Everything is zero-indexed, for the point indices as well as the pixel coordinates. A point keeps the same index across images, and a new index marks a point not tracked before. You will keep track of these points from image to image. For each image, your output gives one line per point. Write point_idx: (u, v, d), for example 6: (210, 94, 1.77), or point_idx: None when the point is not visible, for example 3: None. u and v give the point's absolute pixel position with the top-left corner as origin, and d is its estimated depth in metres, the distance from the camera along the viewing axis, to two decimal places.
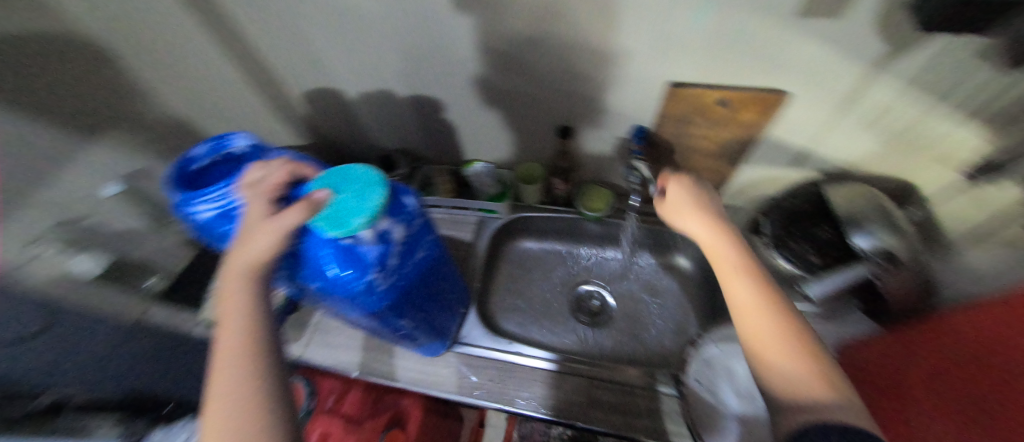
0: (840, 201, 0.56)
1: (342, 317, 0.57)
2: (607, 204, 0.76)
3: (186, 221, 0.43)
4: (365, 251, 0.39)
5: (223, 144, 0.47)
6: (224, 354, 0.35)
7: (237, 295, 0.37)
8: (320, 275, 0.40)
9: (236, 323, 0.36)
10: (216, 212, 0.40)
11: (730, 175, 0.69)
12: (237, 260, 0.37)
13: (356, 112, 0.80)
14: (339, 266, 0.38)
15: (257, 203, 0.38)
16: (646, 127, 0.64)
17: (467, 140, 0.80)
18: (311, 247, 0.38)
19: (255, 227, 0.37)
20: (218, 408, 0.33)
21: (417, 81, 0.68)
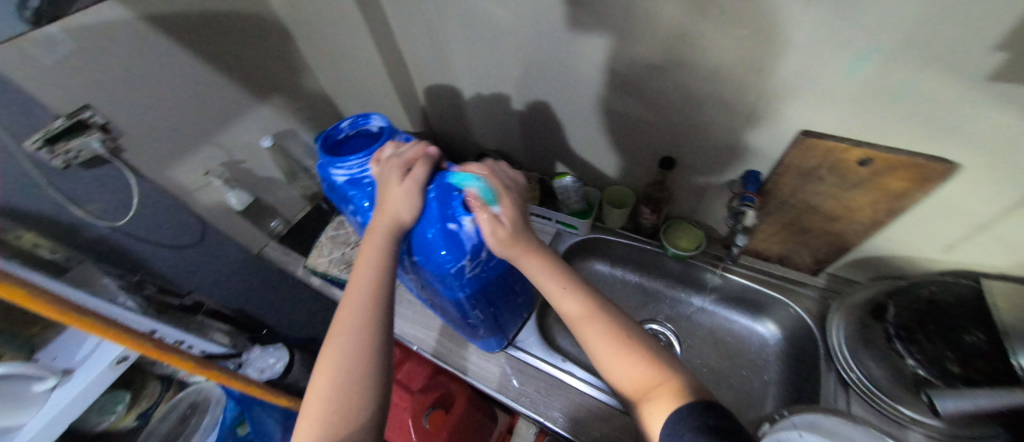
0: (999, 305, 0.46)
1: (421, 292, 0.62)
2: (698, 246, 0.71)
3: (325, 181, 0.53)
4: (464, 238, 0.42)
5: (364, 120, 0.55)
6: (353, 302, 0.42)
7: (372, 255, 0.43)
8: (422, 252, 0.44)
9: (365, 276, 0.43)
10: (348, 178, 0.49)
11: (852, 245, 0.60)
12: (382, 222, 0.43)
13: (466, 111, 0.87)
14: (442, 247, 0.42)
15: (391, 171, 0.44)
16: (760, 175, 0.59)
17: (563, 153, 0.81)
18: (422, 225, 0.43)
19: (392, 192, 0.43)
20: (339, 340, 0.40)
21: (529, 92, 0.72)
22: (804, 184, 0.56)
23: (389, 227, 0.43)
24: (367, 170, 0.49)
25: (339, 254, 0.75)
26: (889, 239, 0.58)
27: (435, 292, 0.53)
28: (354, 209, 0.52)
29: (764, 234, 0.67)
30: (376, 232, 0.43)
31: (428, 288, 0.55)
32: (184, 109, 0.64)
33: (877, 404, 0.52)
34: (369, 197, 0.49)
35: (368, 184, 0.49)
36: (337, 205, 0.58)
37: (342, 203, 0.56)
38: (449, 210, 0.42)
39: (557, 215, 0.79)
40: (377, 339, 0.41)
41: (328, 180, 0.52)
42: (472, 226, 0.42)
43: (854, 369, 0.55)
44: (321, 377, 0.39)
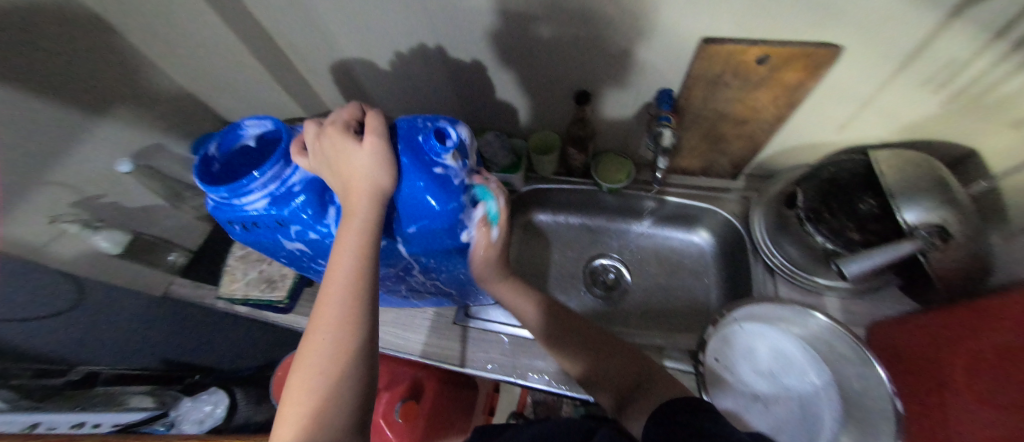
0: (886, 172, 0.50)
1: (409, 283, 0.53)
2: (627, 176, 0.72)
3: (236, 224, 0.41)
4: (455, 182, 0.37)
5: (236, 134, 0.42)
6: (330, 300, 0.34)
7: (352, 239, 0.35)
8: (413, 214, 0.38)
9: (349, 256, 0.35)
10: (268, 199, 0.38)
11: (763, 143, 0.63)
12: (358, 197, 0.34)
13: (362, 83, 0.75)
14: (436, 197, 0.37)
15: (333, 136, 0.35)
16: (673, 91, 0.59)
17: (480, 106, 0.75)
18: (405, 185, 0.36)
19: (354, 158, 0.34)
20: (320, 333, 0.33)
21: (428, 45, 0.63)
22: (712, 92, 0.56)
23: (369, 196, 0.35)
24: (289, 180, 0.38)
25: (256, 273, 0.67)
26: (793, 130, 0.61)
27: (435, 262, 0.46)
28: (299, 232, 0.41)
29: (687, 149, 0.68)
30: (357, 209, 0.35)
31: (424, 267, 0.47)
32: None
33: (799, 281, 0.59)
34: (314, 205, 0.39)
35: (300, 193, 0.38)
36: (257, 245, 0.45)
37: (273, 238, 0.43)
38: (426, 157, 0.36)
39: (487, 176, 0.75)
40: (362, 337, 0.33)
41: (244, 219, 0.40)
42: (457, 164, 0.37)
43: (774, 255, 0.61)
44: (302, 375, 0.32)
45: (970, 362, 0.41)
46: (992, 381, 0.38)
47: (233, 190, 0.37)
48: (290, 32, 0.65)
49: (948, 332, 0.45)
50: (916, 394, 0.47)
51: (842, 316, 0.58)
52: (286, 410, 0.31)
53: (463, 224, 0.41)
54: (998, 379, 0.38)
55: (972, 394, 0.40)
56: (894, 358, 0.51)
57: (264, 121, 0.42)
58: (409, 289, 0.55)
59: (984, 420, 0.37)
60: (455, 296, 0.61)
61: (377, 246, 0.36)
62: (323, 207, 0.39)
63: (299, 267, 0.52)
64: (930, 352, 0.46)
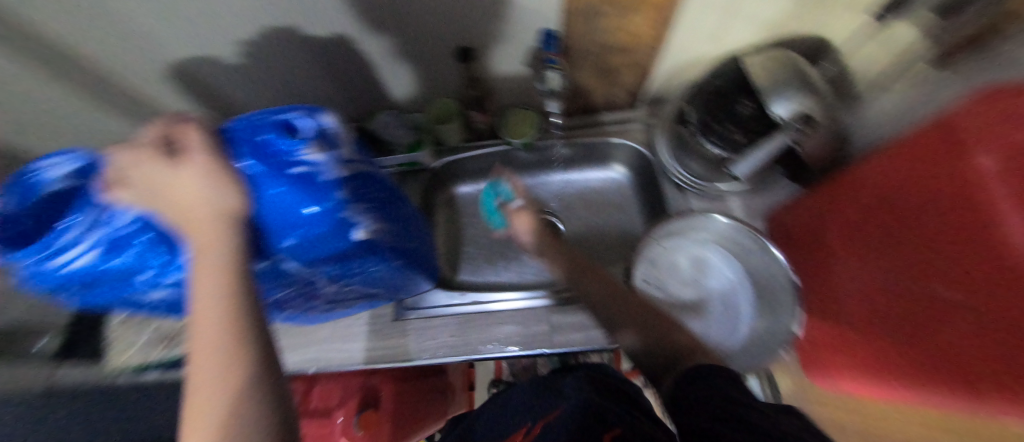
0: (757, 74, 0.53)
1: (322, 297, 0.49)
2: (534, 127, 0.70)
3: (71, 286, 0.33)
4: (323, 177, 0.34)
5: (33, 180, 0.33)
6: (205, 351, 0.28)
7: (210, 270, 0.30)
8: (285, 227, 0.34)
9: (213, 296, 0.30)
10: (101, 246, 0.31)
11: (651, 67, 0.64)
12: (204, 225, 0.30)
13: (215, 86, 0.64)
14: (301, 202, 0.33)
15: (151, 167, 0.30)
16: (555, 31, 0.56)
17: (364, 84, 0.68)
18: (264, 195, 0.33)
19: (184, 183, 0.29)
20: (201, 394, 0.27)
21: (275, 25, 0.54)
22: (592, 24, 0.55)
23: (218, 222, 0.30)
24: (113, 222, 0.31)
25: (149, 333, 0.61)
26: (674, 48, 0.62)
27: (338, 271, 0.42)
28: (151, 280, 0.35)
29: (583, 85, 0.68)
30: (206, 239, 0.30)
31: (330, 278, 0.43)
32: None
33: (703, 190, 0.64)
34: (160, 247, 0.33)
35: (136, 235, 0.32)
36: (116, 304, 0.38)
37: (122, 293, 0.37)
38: (276, 158, 0.33)
39: (393, 159, 0.69)
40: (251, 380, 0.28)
41: (79, 276, 0.33)
42: (322, 156, 0.34)
43: (681, 172, 0.65)
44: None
45: (849, 230, 0.47)
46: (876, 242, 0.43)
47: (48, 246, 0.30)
48: (93, 41, 0.51)
49: (823, 202, 0.52)
50: (814, 268, 0.53)
51: (744, 213, 0.64)
52: None
53: (355, 224, 0.36)
54: (870, 238, 0.44)
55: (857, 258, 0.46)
56: (792, 242, 0.58)
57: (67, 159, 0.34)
58: (326, 300, 0.50)
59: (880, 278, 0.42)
60: (383, 293, 0.57)
61: (246, 269, 0.32)
62: (171, 245, 0.33)
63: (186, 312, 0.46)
64: (814, 225, 0.53)
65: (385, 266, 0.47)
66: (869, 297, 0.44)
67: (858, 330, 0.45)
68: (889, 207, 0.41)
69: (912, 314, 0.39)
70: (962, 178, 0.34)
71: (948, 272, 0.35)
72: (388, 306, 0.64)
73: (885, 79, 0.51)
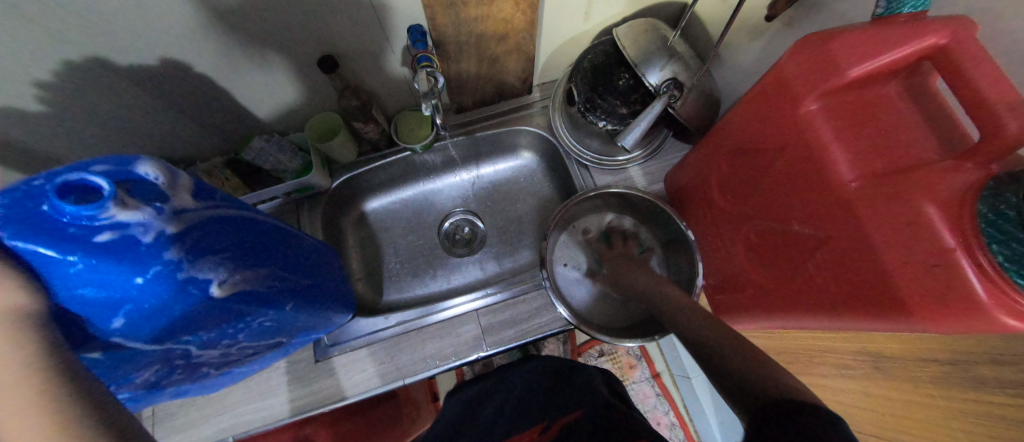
0: (628, 47, 0.53)
1: (209, 363, 0.43)
2: (431, 128, 0.67)
3: None
4: (146, 237, 0.29)
5: None
6: None
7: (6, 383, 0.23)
8: (108, 304, 0.29)
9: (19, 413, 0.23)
10: None
11: (533, 50, 0.63)
12: None
13: (28, 143, 0.52)
14: (120, 271, 0.29)
15: None
16: (421, 27, 0.54)
17: (225, 110, 0.60)
18: (66, 277, 0.27)
19: None
20: None
21: (77, 60, 0.45)
22: (458, 15, 0.52)
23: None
24: None
25: None
26: (551, 29, 0.62)
27: (212, 335, 0.37)
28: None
29: (470, 78, 0.65)
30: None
31: (202, 344, 0.38)
32: None
33: (605, 164, 0.67)
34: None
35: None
36: None
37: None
38: (68, 228, 0.26)
39: (280, 189, 0.62)
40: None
41: None
42: (140, 214, 0.28)
43: (583, 150, 0.67)
44: None
45: (723, 181, 0.51)
46: (745, 190, 0.47)
47: None
48: None
49: (699, 158, 0.55)
50: (702, 221, 0.58)
51: (645, 180, 0.67)
52: None
53: (206, 279, 0.33)
54: (740, 187, 0.48)
55: (734, 205, 0.50)
56: (683, 198, 0.62)
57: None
58: (215, 365, 0.44)
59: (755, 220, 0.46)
60: (294, 338, 0.52)
61: (67, 366, 0.25)
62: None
63: None
64: (698, 182, 0.57)
65: (277, 312, 0.42)
66: (747, 239, 0.48)
67: (746, 270, 0.50)
68: (749, 156, 0.45)
69: (783, 250, 0.43)
70: (796, 123, 0.37)
71: (802, 208, 0.39)
72: (306, 349, 0.59)
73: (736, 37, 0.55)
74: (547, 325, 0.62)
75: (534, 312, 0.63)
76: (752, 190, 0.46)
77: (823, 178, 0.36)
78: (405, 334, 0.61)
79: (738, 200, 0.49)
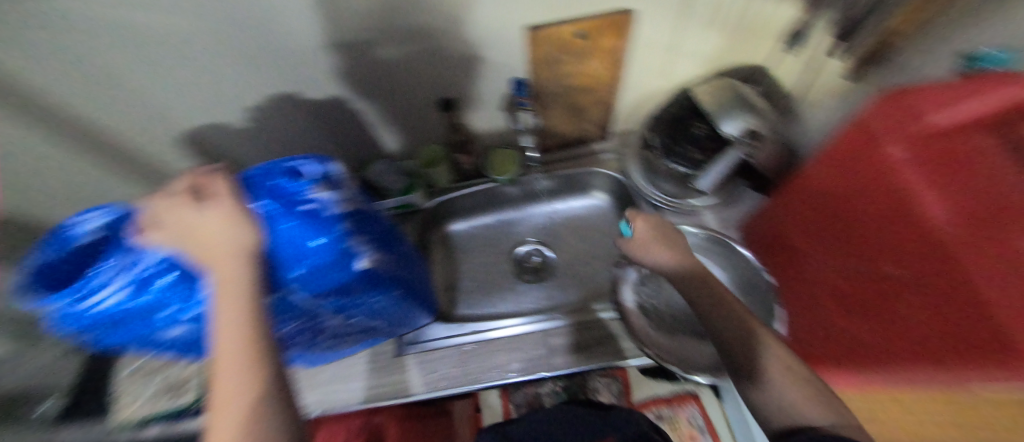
0: (705, 101, 0.58)
1: (326, 331, 0.51)
2: (515, 164, 0.76)
3: (82, 325, 0.36)
4: (327, 211, 0.39)
5: (69, 232, 0.37)
6: (226, 375, 0.32)
7: (231, 301, 0.33)
8: (294, 257, 0.38)
9: (233, 328, 0.33)
10: (127, 286, 0.35)
11: (614, 102, 0.72)
12: (225, 259, 0.33)
13: (229, 148, 0.71)
14: (309, 236, 0.37)
15: (179, 207, 0.34)
16: (524, 78, 0.64)
17: (362, 137, 0.75)
18: (276, 233, 0.37)
19: (206, 220, 0.34)
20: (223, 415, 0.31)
21: (281, 92, 0.62)
22: (555, 70, 0.63)
23: (237, 254, 0.34)
24: (142, 263, 0.35)
25: (157, 383, 0.61)
26: (632, 86, 0.71)
27: (342, 303, 0.45)
28: (172, 316, 0.38)
29: (557, 123, 0.75)
30: (228, 273, 0.33)
31: (333, 310, 0.46)
32: None
33: (678, 206, 0.69)
34: (182, 284, 0.36)
35: (161, 276, 0.36)
36: (134, 343, 0.41)
37: (144, 332, 0.40)
38: (288, 197, 0.38)
39: (388, 203, 0.74)
40: (269, 405, 0.32)
41: (102, 318, 0.36)
42: (328, 195, 0.40)
43: (655, 192, 0.71)
44: None
45: (807, 227, 0.52)
46: (831, 233, 0.47)
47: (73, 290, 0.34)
48: (120, 117, 0.59)
49: (785, 206, 0.56)
50: (790, 267, 0.57)
51: (719, 225, 0.69)
52: None
53: (357, 254, 0.40)
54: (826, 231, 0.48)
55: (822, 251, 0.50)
56: (767, 244, 0.62)
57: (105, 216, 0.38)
58: (330, 335, 0.53)
59: (845, 265, 0.46)
60: (387, 326, 0.59)
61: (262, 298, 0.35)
62: (193, 280, 0.37)
63: (195, 354, 0.48)
64: (784, 228, 0.57)
65: (386, 296, 0.50)
66: (835, 284, 0.48)
67: (834, 319, 0.48)
68: (835, 201, 0.46)
69: (871, 297, 0.42)
70: (880, 166, 0.39)
71: (891, 251, 0.40)
72: (389, 343, 0.66)
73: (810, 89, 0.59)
74: (609, 355, 0.63)
75: (599, 340, 0.65)
76: (838, 233, 0.46)
77: (909, 220, 0.37)
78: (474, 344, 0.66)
79: (825, 245, 0.49)
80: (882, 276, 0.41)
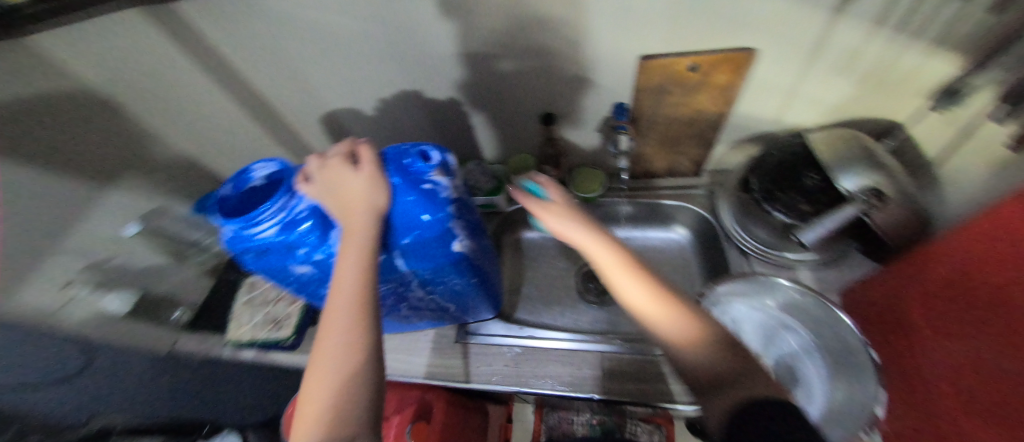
0: (823, 149, 0.56)
1: (409, 300, 0.58)
2: (601, 184, 0.78)
3: (241, 250, 0.45)
4: (440, 193, 0.44)
5: (246, 176, 0.47)
6: (338, 309, 0.39)
7: (354, 251, 0.40)
8: (406, 227, 0.45)
9: (350, 273, 0.40)
10: (280, 225, 0.42)
11: (714, 140, 0.71)
12: (357, 217, 0.41)
13: (353, 129, 0.83)
14: (426, 208, 0.44)
15: (336, 170, 0.43)
16: (627, 103, 0.66)
17: (462, 138, 0.82)
18: (398, 204, 0.43)
19: (351, 183, 0.42)
20: (329, 341, 0.38)
21: (408, 90, 0.71)
22: (660, 100, 0.64)
23: (367, 217, 0.41)
24: (295, 208, 0.43)
25: (262, 315, 0.71)
26: (737, 126, 0.69)
27: (431, 275, 0.51)
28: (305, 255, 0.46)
29: (650, 151, 0.75)
30: (356, 229, 0.41)
31: (422, 281, 0.53)
32: (19, 216, 0.53)
33: (771, 257, 0.65)
34: (319, 230, 0.44)
35: (305, 219, 0.43)
36: (269, 273, 0.49)
37: (281, 265, 0.48)
38: (414, 176, 0.44)
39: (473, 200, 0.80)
40: (367, 342, 0.38)
41: (256, 248, 0.44)
42: (445, 179, 0.44)
43: (746, 239, 0.67)
44: (312, 381, 0.37)
45: (924, 303, 0.46)
46: (953, 315, 0.42)
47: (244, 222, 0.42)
48: (285, 91, 0.72)
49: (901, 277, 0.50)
50: (893, 343, 0.51)
51: (816, 285, 0.63)
52: (306, 398, 0.36)
53: (455, 234, 0.46)
54: (947, 314, 0.43)
55: (937, 333, 0.44)
56: (868, 313, 0.56)
57: (273, 165, 0.47)
58: (410, 305, 0.60)
59: (963, 353, 0.41)
60: (457, 310, 0.65)
61: (376, 255, 0.42)
62: (327, 230, 0.45)
63: (306, 295, 0.56)
64: (893, 300, 0.51)
65: (466, 281, 0.55)
66: (950, 371, 0.42)
67: (947, 410, 0.42)
68: (959, 280, 0.41)
69: (984, 393, 0.37)
70: None
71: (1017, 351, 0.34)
72: (453, 327, 0.71)
73: (952, 153, 0.53)
74: (668, 395, 0.60)
75: (658, 376, 0.62)
76: (960, 316, 0.41)
77: None
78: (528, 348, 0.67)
79: (942, 327, 0.44)
80: (999, 375, 0.36)
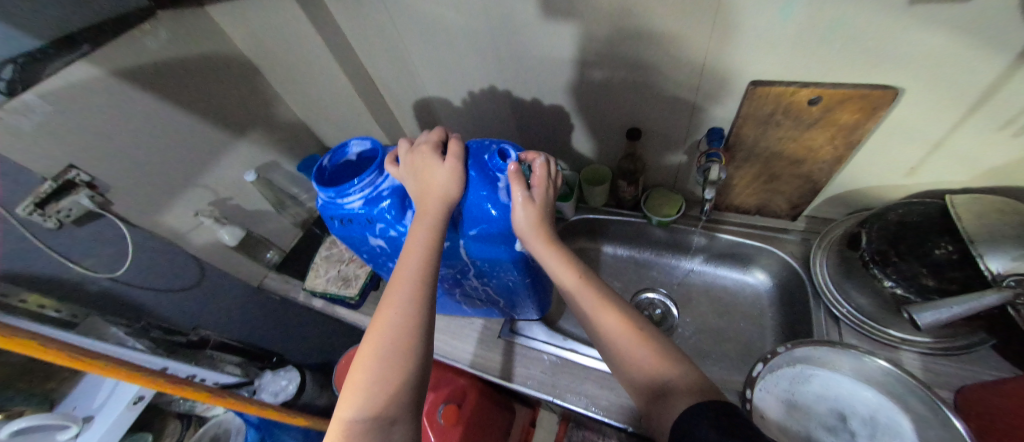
0: (965, 217, 0.47)
1: (463, 286, 0.61)
2: (678, 210, 0.73)
3: (331, 215, 0.50)
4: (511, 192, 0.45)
5: (342, 151, 0.52)
6: (402, 282, 0.42)
7: (423, 232, 0.43)
8: (474, 220, 0.47)
9: (416, 254, 0.43)
10: (365, 199, 0.47)
11: (822, 184, 0.63)
12: (432, 202, 0.43)
13: (441, 118, 0.87)
14: (495, 204, 0.46)
15: (421, 155, 0.45)
16: (725, 129, 0.61)
17: (540, 140, 0.82)
18: (471, 196, 0.45)
19: (432, 169, 0.44)
20: (389, 311, 0.41)
21: (499, 87, 0.73)
22: (765, 132, 0.58)
23: (439, 205, 0.44)
24: (381, 186, 0.47)
25: (335, 272, 0.78)
26: (854, 172, 0.60)
27: (489, 266, 0.54)
28: (382, 230, 0.50)
29: (742, 185, 0.69)
30: (429, 213, 0.43)
31: (479, 271, 0.55)
32: (174, 153, 0.65)
33: (869, 332, 0.56)
34: (396, 208, 0.47)
35: (387, 197, 0.47)
36: (348, 240, 0.55)
37: (359, 235, 0.53)
38: (490, 172, 0.45)
39: None
40: (422, 319, 0.41)
41: (342, 215, 0.49)
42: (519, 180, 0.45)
43: (842, 303, 0.59)
44: (366, 344, 0.40)
45: None
46: None
47: (339, 191, 0.47)
48: (390, 75, 0.79)
49: None
50: None
51: (923, 374, 0.53)
52: (359, 359, 0.39)
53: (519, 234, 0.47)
54: None
55: None
56: (983, 419, 0.45)
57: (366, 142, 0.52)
58: (463, 292, 0.63)
59: None
60: (506, 306, 0.66)
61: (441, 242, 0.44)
62: (404, 210, 0.48)
63: (374, 264, 0.61)
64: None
65: (519, 280, 0.56)
66: None
67: None
68: None
69: None
70: None
71: None
72: (499, 322, 0.72)
73: None
74: None
75: None
76: None
77: None
78: (568, 360, 0.65)
79: None
80: None
